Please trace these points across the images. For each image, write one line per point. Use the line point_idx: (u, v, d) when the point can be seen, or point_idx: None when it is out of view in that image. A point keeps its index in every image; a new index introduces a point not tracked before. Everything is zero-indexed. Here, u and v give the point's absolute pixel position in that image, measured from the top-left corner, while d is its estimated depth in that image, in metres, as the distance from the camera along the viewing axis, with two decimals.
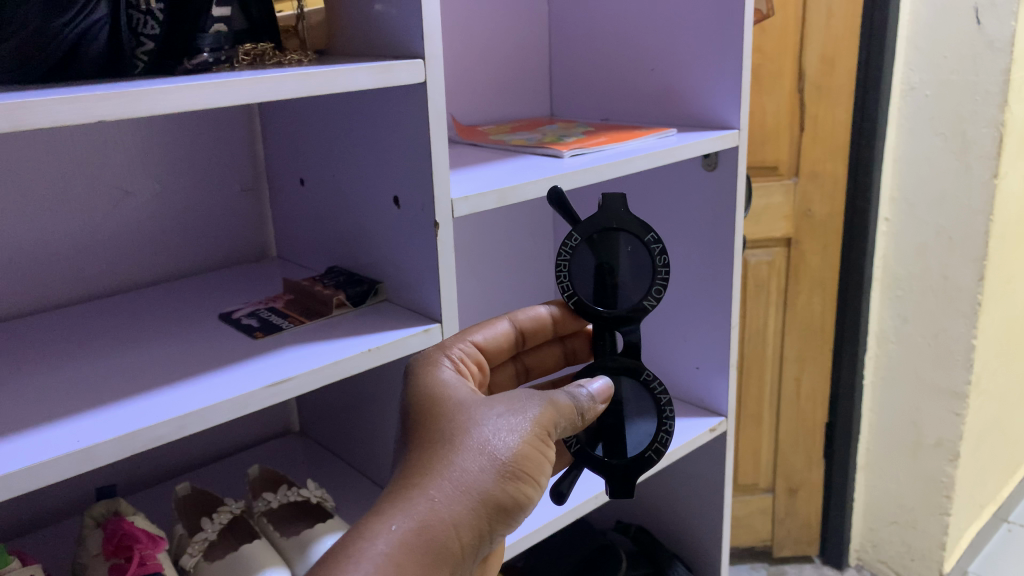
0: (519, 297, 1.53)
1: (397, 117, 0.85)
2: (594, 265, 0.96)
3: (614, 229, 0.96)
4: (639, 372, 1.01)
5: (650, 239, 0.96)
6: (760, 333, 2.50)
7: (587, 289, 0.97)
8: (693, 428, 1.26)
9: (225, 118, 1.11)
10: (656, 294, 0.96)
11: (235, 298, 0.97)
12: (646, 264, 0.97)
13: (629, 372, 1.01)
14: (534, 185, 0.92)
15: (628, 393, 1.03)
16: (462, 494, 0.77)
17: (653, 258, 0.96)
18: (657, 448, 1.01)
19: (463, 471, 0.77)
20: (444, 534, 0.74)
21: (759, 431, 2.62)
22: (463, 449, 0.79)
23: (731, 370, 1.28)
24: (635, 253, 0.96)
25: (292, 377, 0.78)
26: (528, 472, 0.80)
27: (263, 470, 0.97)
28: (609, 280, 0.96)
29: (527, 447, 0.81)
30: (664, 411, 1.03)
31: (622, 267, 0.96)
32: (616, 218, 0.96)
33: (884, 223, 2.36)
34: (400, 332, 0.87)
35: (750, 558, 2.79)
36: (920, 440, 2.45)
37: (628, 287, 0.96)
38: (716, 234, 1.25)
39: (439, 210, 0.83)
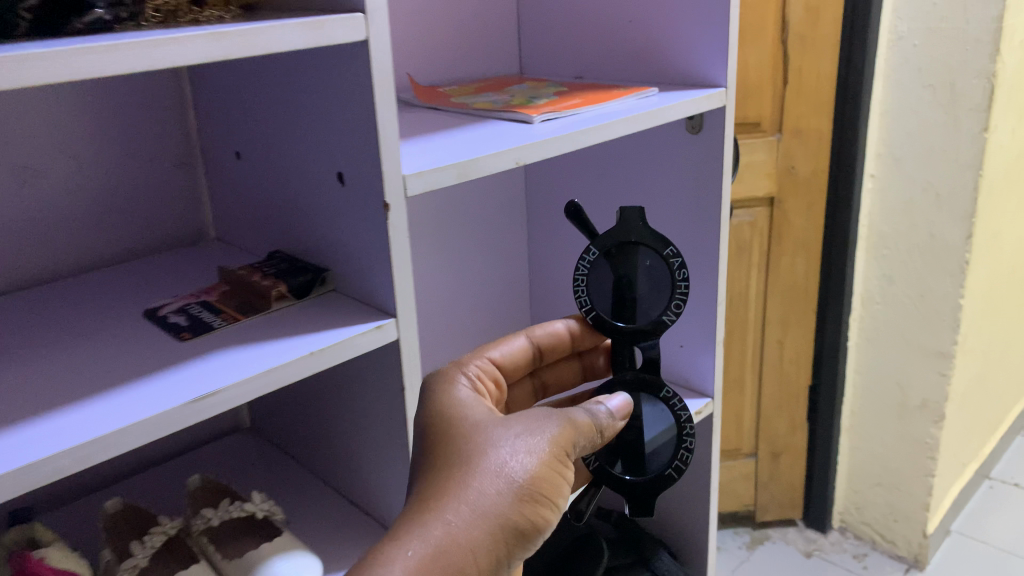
0: (489, 272, 1.43)
1: (338, 82, 0.73)
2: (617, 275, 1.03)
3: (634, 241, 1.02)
4: (659, 397, 1.08)
5: (666, 251, 1.02)
6: (743, 295, 2.43)
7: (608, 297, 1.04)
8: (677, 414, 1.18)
9: (150, 83, 0.99)
10: (671, 302, 1.03)
11: (164, 289, 0.86)
12: (662, 277, 1.03)
13: (651, 398, 1.09)
14: (497, 157, 0.81)
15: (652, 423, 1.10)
16: (481, 515, 0.76)
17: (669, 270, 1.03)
18: (674, 467, 1.10)
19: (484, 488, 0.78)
20: (463, 556, 0.73)
21: (741, 395, 2.56)
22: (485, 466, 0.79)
23: (717, 348, 1.19)
24: (651, 265, 1.03)
25: (221, 391, 0.66)
26: (546, 492, 0.81)
27: (205, 480, 0.87)
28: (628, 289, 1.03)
29: (548, 465, 0.82)
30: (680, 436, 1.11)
31: (640, 278, 1.03)
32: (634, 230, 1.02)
33: (869, 180, 2.28)
34: (349, 329, 0.75)
35: (734, 523, 2.76)
36: (905, 401, 2.40)
37: (647, 300, 1.03)
38: (701, 203, 1.15)
39: (391, 189, 0.72)
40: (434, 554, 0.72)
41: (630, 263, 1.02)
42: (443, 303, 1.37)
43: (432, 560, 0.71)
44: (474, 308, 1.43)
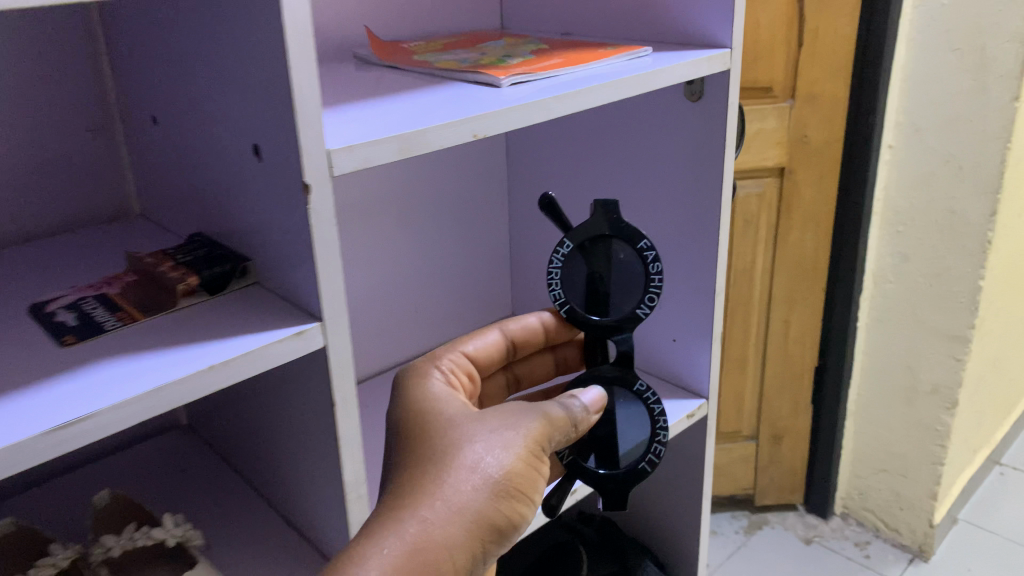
0: (464, 250, 1.30)
1: (247, 36, 0.60)
2: (588, 273, 0.89)
3: (608, 235, 0.89)
4: (630, 386, 0.99)
5: (641, 246, 0.88)
6: (748, 272, 2.29)
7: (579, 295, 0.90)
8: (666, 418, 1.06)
9: (57, 37, 0.87)
10: (646, 303, 0.89)
11: (62, 279, 0.74)
12: (635, 276, 0.89)
13: (623, 387, 0.99)
14: (451, 129, 0.68)
15: (624, 412, 1.00)
16: (456, 512, 0.78)
17: (643, 268, 0.89)
18: (649, 462, 0.98)
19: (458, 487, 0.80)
20: (437, 554, 0.75)
21: (744, 376, 2.44)
22: (460, 462, 0.81)
23: (714, 344, 1.07)
24: (623, 262, 0.89)
25: (87, 418, 0.53)
26: (521, 488, 0.83)
27: (111, 495, 0.78)
28: (599, 287, 0.90)
29: (522, 462, 0.84)
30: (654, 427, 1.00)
31: (612, 276, 0.89)
32: (607, 223, 0.88)
33: (887, 151, 2.12)
34: (260, 334, 0.63)
35: (732, 506, 2.66)
36: (915, 385, 2.27)
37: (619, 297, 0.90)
38: (698, 181, 1.01)
39: (314, 170, 0.60)
40: (409, 551, 0.73)
41: (601, 259, 0.89)
42: (412, 285, 1.25)
43: (407, 558, 0.73)
44: (447, 290, 1.30)
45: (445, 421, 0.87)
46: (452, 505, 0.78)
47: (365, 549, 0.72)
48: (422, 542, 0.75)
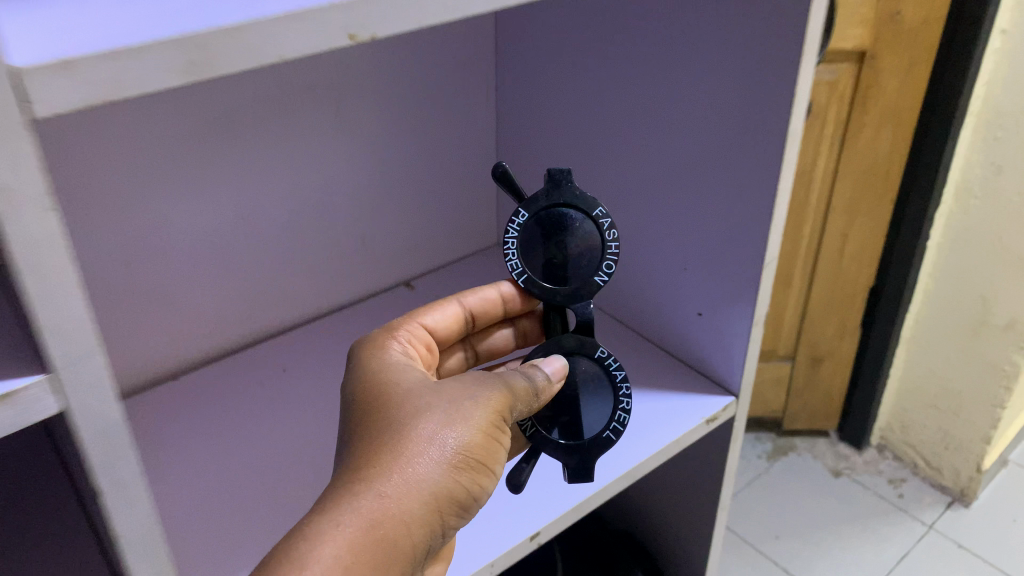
0: None
1: None
2: (546, 242, 0.77)
3: (561, 203, 0.76)
4: (594, 352, 0.80)
5: (600, 213, 0.76)
6: (807, 174, 1.92)
7: (541, 267, 0.78)
8: (672, 422, 0.84)
9: None
10: (610, 273, 0.77)
11: None
12: (597, 245, 0.77)
13: (585, 352, 0.80)
14: (263, 27, 0.47)
15: (585, 377, 0.80)
16: (418, 485, 0.66)
17: (603, 235, 0.77)
18: (615, 427, 0.78)
19: (417, 457, 0.67)
20: (394, 533, 0.64)
21: (786, 292, 2.13)
22: (418, 432, 0.69)
23: (756, 329, 0.81)
24: (581, 230, 0.77)
25: None
26: (482, 463, 0.70)
27: None
28: (559, 258, 0.77)
29: (489, 429, 0.71)
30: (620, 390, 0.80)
31: (572, 243, 0.77)
32: (560, 190, 0.76)
33: (997, 36, 1.72)
34: None
35: (757, 427, 2.45)
36: (987, 319, 1.95)
37: (580, 268, 0.77)
38: (753, 106, 0.73)
39: (22, 115, 0.39)
40: (363, 531, 0.62)
41: (557, 226, 0.76)
42: None
43: (361, 540, 0.62)
44: None
45: (402, 383, 0.74)
46: (412, 477, 0.66)
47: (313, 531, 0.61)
48: (379, 520, 0.63)
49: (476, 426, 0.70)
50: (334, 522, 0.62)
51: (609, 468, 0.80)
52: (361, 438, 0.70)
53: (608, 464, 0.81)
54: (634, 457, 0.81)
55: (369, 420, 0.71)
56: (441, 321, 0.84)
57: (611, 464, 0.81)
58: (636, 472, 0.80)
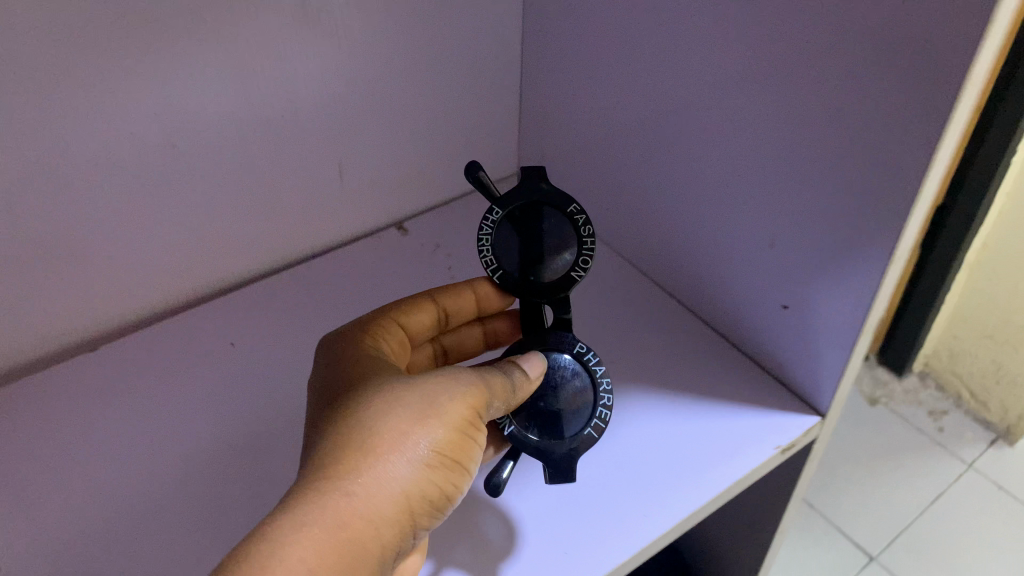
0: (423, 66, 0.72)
1: None
2: (517, 241, 0.61)
3: (536, 199, 0.60)
4: (573, 346, 0.58)
5: (575, 209, 0.60)
6: None
7: (512, 271, 0.61)
8: (732, 444, 0.58)
9: None
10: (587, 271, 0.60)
11: None
12: (572, 247, 0.60)
13: (558, 347, 0.58)
14: None
15: (561, 373, 0.57)
16: (389, 484, 0.47)
17: (580, 235, 0.60)
18: (598, 429, 0.56)
19: (386, 445, 0.49)
20: (356, 550, 0.45)
21: None
22: (384, 429, 0.49)
23: (868, 339, 0.54)
24: (556, 232, 0.61)
25: None
26: (461, 464, 0.51)
27: None
28: (530, 264, 0.60)
29: (478, 406, 0.52)
30: (599, 382, 0.57)
31: (546, 245, 0.60)
32: (537, 185, 0.61)
33: None
34: None
35: None
36: None
37: (554, 270, 0.60)
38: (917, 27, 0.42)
39: None
40: (317, 546, 0.44)
41: (530, 227, 0.61)
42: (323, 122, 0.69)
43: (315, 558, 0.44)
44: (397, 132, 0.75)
45: (372, 351, 0.56)
46: (381, 471, 0.48)
47: (246, 548, 0.43)
48: (339, 531, 0.45)
49: (461, 403, 0.51)
50: (273, 535, 0.44)
51: (635, 510, 0.54)
52: (319, 421, 0.52)
53: (635, 505, 0.54)
54: (676, 498, 0.55)
55: (328, 399, 0.53)
56: (418, 323, 0.61)
57: (638, 503, 0.54)
58: (685, 520, 0.53)
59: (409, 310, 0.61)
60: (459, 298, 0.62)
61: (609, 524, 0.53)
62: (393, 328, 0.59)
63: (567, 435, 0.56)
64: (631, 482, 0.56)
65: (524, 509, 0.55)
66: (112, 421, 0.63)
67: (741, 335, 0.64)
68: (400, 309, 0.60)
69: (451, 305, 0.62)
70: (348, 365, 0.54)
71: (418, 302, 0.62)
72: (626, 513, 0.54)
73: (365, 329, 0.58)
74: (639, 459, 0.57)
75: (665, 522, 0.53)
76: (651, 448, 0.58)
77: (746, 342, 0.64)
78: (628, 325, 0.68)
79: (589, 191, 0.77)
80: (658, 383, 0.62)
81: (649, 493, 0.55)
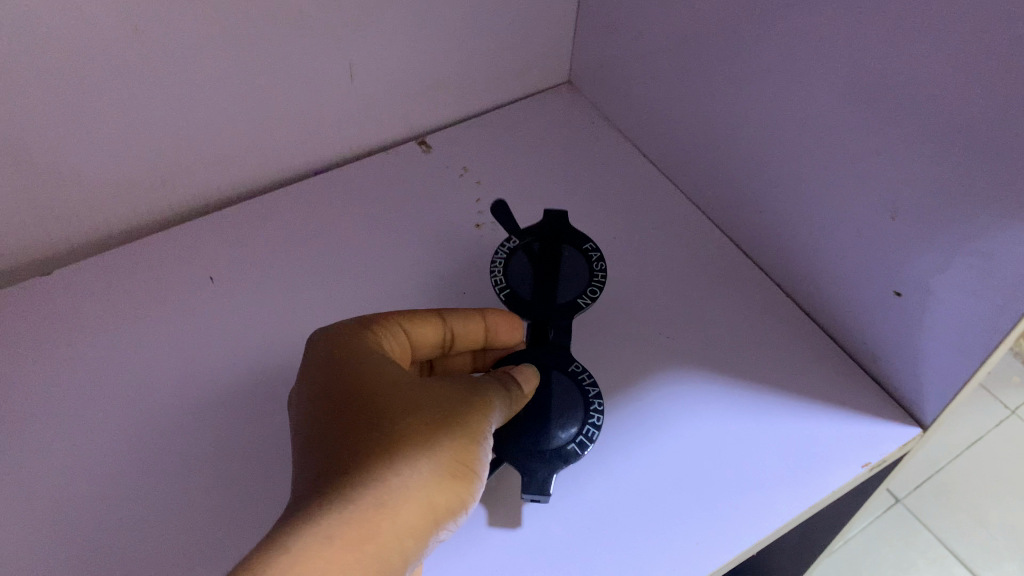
0: None
1: None
2: (528, 268, 0.54)
3: (555, 232, 0.56)
4: (570, 365, 0.49)
5: (592, 247, 0.55)
6: None
7: (521, 290, 0.53)
8: (808, 452, 0.46)
9: None
10: (595, 297, 0.52)
11: None
12: (584, 279, 0.53)
13: (556, 364, 0.49)
14: None
15: (552, 385, 0.47)
16: (412, 489, 0.39)
17: (593, 271, 0.54)
18: (583, 446, 0.45)
19: (403, 443, 0.40)
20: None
21: None
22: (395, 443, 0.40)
23: (1004, 348, 0.41)
24: (570, 265, 0.54)
25: None
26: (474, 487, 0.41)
27: None
28: (538, 290, 0.53)
29: (495, 404, 0.43)
30: (592, 401, 0.47)
31: (558, 276, 0.54)
32: (558, 218, 0.56)
33: None
34: None
35: None
36: None
37: (560, 297, 0.53)
38: None
39: None
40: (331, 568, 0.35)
41: (545, 256, 0.55)
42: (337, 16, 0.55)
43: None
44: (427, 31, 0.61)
45: (369, 337, 0.45)
46: (401, 476, 0.39)
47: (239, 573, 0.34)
48: (357, 549, 0.36)
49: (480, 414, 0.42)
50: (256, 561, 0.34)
51: (684, 533, 0.43)
52: (309, 412, 0.42)
53: (684, 527, 0.43)
54: (738, 520, 0.43)
55: (317, 388, 0.43)
56: (417, 342, 0.48)
57: (689, 524, 0.43)
58: (745, 551, 0.42)
59: (414, 322, 0.48)
60: (471, 325, 0.49)
61: (647, 547, 0.42)
62: (394, 345, 0.46)
63: (547, 444, 0.45)
64: (683, 494, 0.45)
65: (540, 517, 0.44)
66: (63, 358, 0.52)
67: (836, 321, 0.52)
68: (405, 319, 0.47)
69: (460, 330, 0.49)
70: (338, 348, 0.44)
71: (425, 316, 0.48)
72: (672, 536, 0.43)
73: (364, 329, 0.45)
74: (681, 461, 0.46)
75: (723, 554, 0.42)
76: (710, 451, 0.46)
77: (842, 331, 0.51)
78: (693, 291, 0.55)
79: (657, 115, 0.63)
80: (728, 368, 0.50)
81: (705, 512, 0.44)
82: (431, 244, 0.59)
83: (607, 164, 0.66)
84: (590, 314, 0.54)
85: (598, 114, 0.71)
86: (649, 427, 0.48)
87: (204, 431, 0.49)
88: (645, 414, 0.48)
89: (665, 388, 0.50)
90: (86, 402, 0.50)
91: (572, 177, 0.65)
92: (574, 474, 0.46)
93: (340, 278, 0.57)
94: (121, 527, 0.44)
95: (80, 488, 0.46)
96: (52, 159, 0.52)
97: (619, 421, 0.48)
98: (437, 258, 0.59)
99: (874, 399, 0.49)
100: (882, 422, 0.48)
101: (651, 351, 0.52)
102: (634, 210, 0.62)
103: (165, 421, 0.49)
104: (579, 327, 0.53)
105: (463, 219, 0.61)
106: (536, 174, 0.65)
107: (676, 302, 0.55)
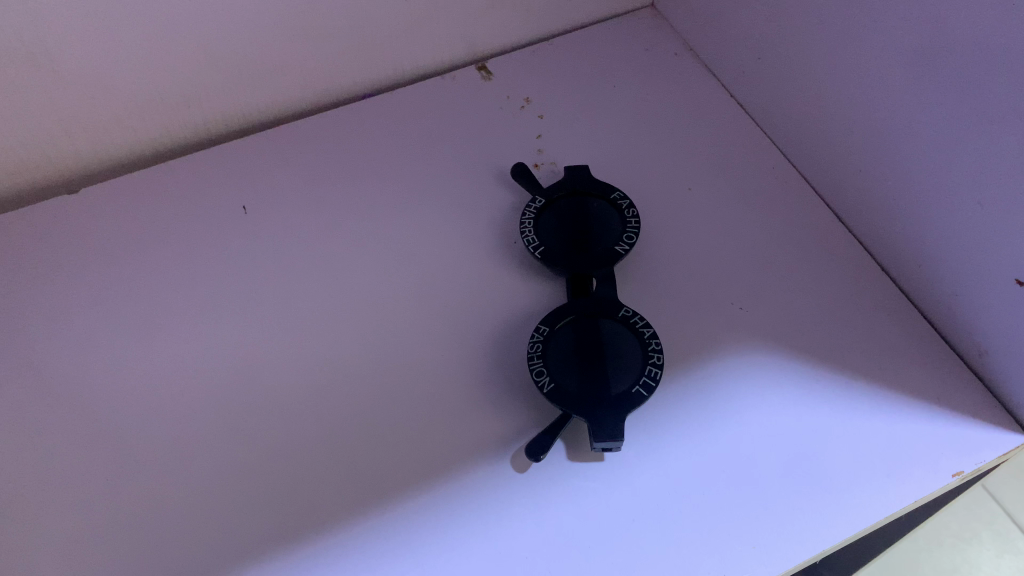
0: None
1: None
2: (560, 224, 0.49)
3: (580, 185, 0.51)
4: (620, 308, 0.44)
5: (619, 195, 0.50)
6: None
7: (554, 247, 0.48)
8: (890, 450, 0.40)
9: None
10: (629, 243, 0.47)
11: None
12: (617, 228, 0.48)
13: (604, 310, 0.44)
14: None
15: (605, 331, 0.43)
16: None
17: (625, 219, 0.49)
18: (649, 388, 0.40)
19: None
20: None
21: None
22: None
23: None
24: (601, 217, 0.49)
25: None
26: None
27: None
28: (572, 245, 0.48)
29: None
30: (649, 342, 0.42)
31: (590, 229, 0.48)
32: (581, 175, 0.52)
33: None
34: None
35: None
36: None
37: (594, 251, 0.47)
38: None
39: None
40: None
41: (574, 212, 0.49)
42: None
43: None
44: None
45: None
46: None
47: None
48: None
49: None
50: None
51: (737, 533, 0.37)
52: None
53: (738, 525, 0.37)
54: (800, 522, 0.38)
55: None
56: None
57: (746, 524, 0.38)
58: (807, 560, 0.37)
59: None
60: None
61: (695, 541, 0.37)
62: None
63: (610, 394, 0.40)
64: (738, 487, 0.39)
65: (578, 500, 0.38)
66: (83, 279, 0.49)
67: (940, 306, 0.45)
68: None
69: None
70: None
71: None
72: (724, 535, 0.37)
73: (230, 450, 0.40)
74: (745, 445, 0.40)
75: (781, 561, 0.36)
76: (774, 441, 0.41)
77: (945, 317, 0.45)
78: (771, 257, 0.49)
79: (750, 52, 0.56)
80: (805, 348, 0.44)
81: (765, 510, 0.38)
82: (483, 179, 0.54)
83: (688, 103, 0.59)
84: (653, 272, 0.48)
85: (683, 45, 0.64)
86: (709, 408, 0.42)
87: (219, 363, 0.45)
88: (707, 389, 0.43)
89: (733, 364, 0.44)
90: (101, 326, 0.47)
91: (646, 116, 0.58)
92: (621, 452, 0.40)
93: (382, 213, 0.52)
94: (119, 460, 0.41)
95: (82, 414, 0.43)
96: (76, 59, 0.49)
97: (676, 396, 0.42)
98: (489, 196, 0.53)
99: (975, 400, 0.43)
100: (982, 426, 0.41)
101: (720, 321, 0.46)
102: (713, 159, 0.55)
103: (180, 351, 0.45)
104: (641, 285, 0.47)
105: (523, 153, 0.55)
106: (605, 110, 0.59)
107: (750, 266, 0.49)
